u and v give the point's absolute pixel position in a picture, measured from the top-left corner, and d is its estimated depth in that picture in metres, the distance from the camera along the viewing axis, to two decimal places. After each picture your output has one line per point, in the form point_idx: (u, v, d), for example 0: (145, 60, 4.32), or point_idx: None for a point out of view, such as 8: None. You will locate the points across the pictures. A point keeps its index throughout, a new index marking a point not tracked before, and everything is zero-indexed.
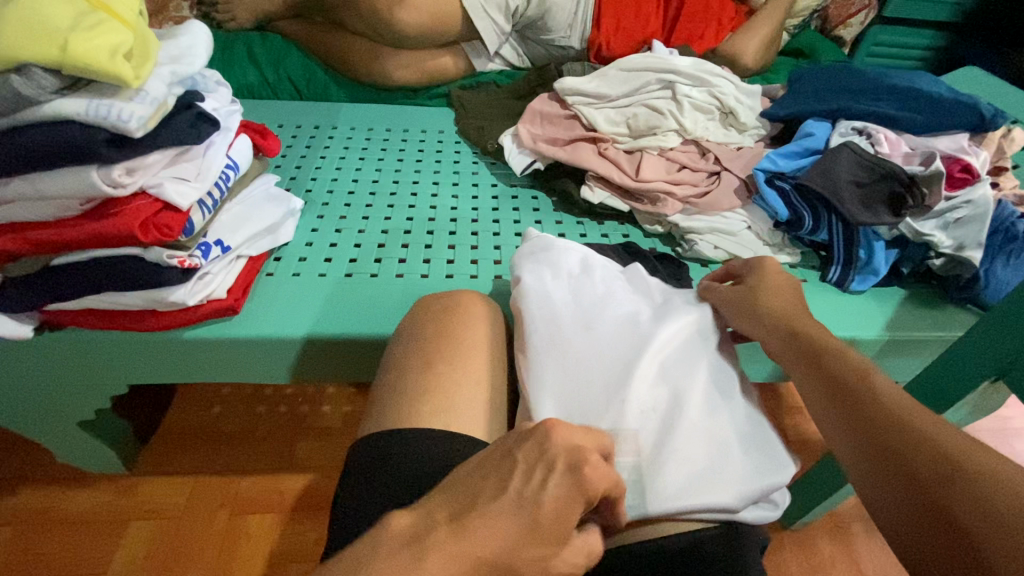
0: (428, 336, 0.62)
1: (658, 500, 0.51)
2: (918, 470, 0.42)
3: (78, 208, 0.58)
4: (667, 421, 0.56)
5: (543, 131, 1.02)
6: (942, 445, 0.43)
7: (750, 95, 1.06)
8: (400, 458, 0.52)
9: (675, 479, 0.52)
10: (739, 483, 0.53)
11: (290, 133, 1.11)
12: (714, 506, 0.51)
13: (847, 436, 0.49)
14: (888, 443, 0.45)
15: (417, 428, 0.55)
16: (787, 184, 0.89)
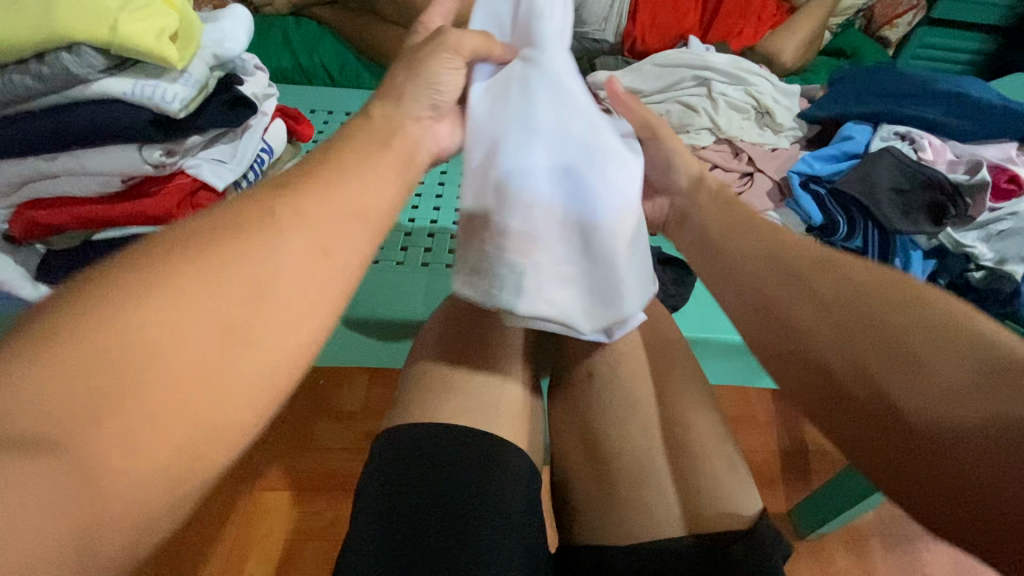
0: (449, 337, 0.64)
1: (525, 301, 0.52)
2: (812, 329, 0.42)
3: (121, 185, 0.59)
4: (567, 228, 0.52)
5: None
6: (854, 281, 0.43)
7: (788, 95, 1.03)
8: (418, 453, 0.53)
9: (543, 292, 0.53)
10: (596, 307, 0.55)
11: (322, 119, 1.12)
12: (563, 319, 0.54)
13: (737, 303, 0.49)
14: (806, 287, 0.45)
15: (434, 423, 0.55)
16: (822, 188, 0.87)
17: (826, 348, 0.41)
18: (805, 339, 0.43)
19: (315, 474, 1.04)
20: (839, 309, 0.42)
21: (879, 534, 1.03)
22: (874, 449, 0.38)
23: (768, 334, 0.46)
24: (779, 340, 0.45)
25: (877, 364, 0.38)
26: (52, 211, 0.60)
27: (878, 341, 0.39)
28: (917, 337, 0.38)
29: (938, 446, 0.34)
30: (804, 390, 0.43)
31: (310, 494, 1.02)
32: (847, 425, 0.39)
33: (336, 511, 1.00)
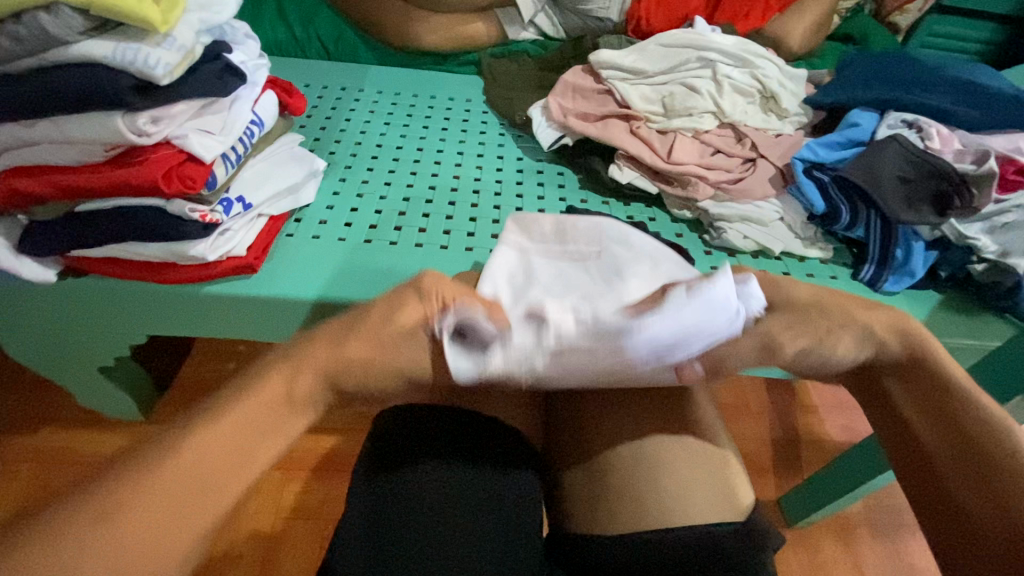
0: None
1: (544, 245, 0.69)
2: (927, 490, 0.48)
3: (103, 154, 0.57)
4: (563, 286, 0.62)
5: (574, 105, 0.98)
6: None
7: (795, 79, 1.01)
8: (416, 440, 0.53)
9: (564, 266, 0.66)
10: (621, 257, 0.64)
11: (317, 93, 1.10)
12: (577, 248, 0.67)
13: (881, 423, 0.53)
14: (974, 446, 0.46)
15: (434, 408, 0.55)
16: (826, 175, 0.86)
17: (952, 489, 0.46)
18: (928, 473, 0.48)
19: (305, 454, 1.03)
20: (981, 475, 0.45)
21: (867, 524, 1.03)
22: (936, 520, 0.47)
23: (902, 462, 0.50)
24: (908, 466, 0.50)
25: (991, 517, 0.43)
26: (33, 179, 0.58)
27: (944, 427, 0.48)
28: (988, 455, 0.46)
29: (995, 548, 0.43)
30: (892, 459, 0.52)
31: (300, 474, 1.01)
32: (946, 543, 0.46)
33: (328, 491, 1.00)
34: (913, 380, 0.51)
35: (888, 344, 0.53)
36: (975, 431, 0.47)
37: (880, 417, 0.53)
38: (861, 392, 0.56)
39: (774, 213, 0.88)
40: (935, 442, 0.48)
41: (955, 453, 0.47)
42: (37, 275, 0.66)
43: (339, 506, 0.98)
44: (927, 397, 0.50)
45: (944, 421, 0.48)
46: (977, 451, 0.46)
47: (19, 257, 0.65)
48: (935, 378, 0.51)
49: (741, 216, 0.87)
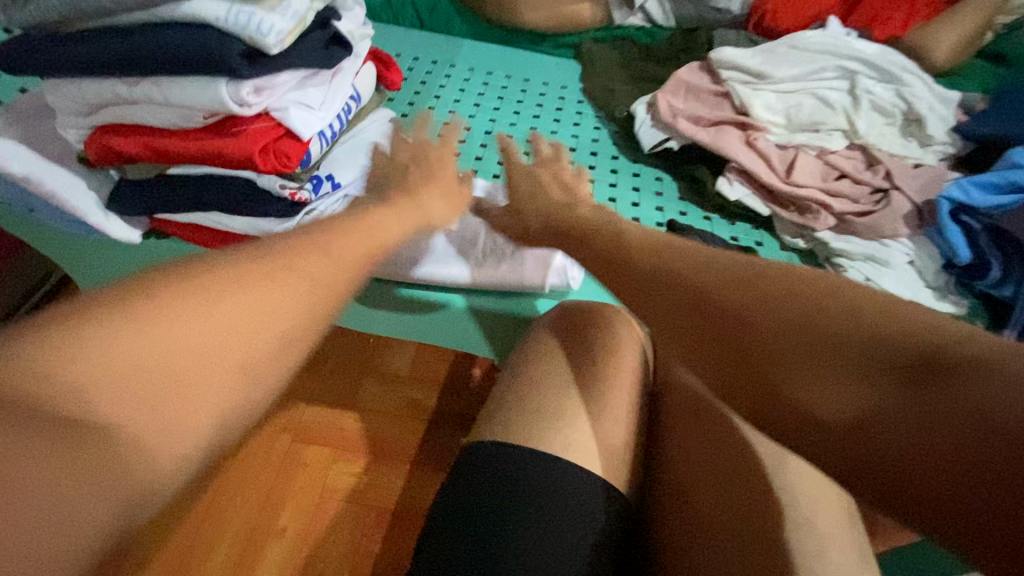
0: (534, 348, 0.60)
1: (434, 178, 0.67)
2: (828, 439, 0.39)
3: (201, 121, 0.53)
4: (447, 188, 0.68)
5: (684, 105, 0.89)
6: (838, 341, 0.40)
7: (946, 101, 0.88)
8: (494, 472, 0.51)
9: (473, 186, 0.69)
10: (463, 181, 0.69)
11: (407, 65, 1.04)
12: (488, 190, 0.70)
13: (717, 384, 0.44)
14: (786, 363, 0.41)
15: (517, 446, 0.53)
16: (976, 221, 0.75)
17: (816, 429, 0.39)
18: (815, 431, 0.39)
19: (355, 435, 1.02)
20: (822, 384, 0.39)
21: None
22: (815, 439, 0.39)
23: (792, 429, 0.40)
24: (794, 429, 0.40)
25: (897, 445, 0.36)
26: (128, 138, 0.55)
27: (808, 354, 0.40)
28: (882, 350, 0.38)
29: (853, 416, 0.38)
30: (800, 444, 0.40)
31: (349, 455, 1.00)
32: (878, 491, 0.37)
33: (373, 477, 0.98)
34: (698, 313, 0.44)
35: (671, 276, 0.47)
36: (847, 333, 0.40)
37: (693, 351, 0.45)
38: (716, 370, 0.43)
39: (902, 255, 0.78)
40: (824, 398, 0.39)
41: (867, 390, 0.38)
42: (120, 234, 0.63)
43: (386, 494, 0.96)
44: (723, 350, 0.43)
45: (822, 356, 0.40)
46: (803, 348, 0.40)
47: (107, 215, 0.63)
48: (699, 302, 0.45)
49: (864, 255, 0.77)
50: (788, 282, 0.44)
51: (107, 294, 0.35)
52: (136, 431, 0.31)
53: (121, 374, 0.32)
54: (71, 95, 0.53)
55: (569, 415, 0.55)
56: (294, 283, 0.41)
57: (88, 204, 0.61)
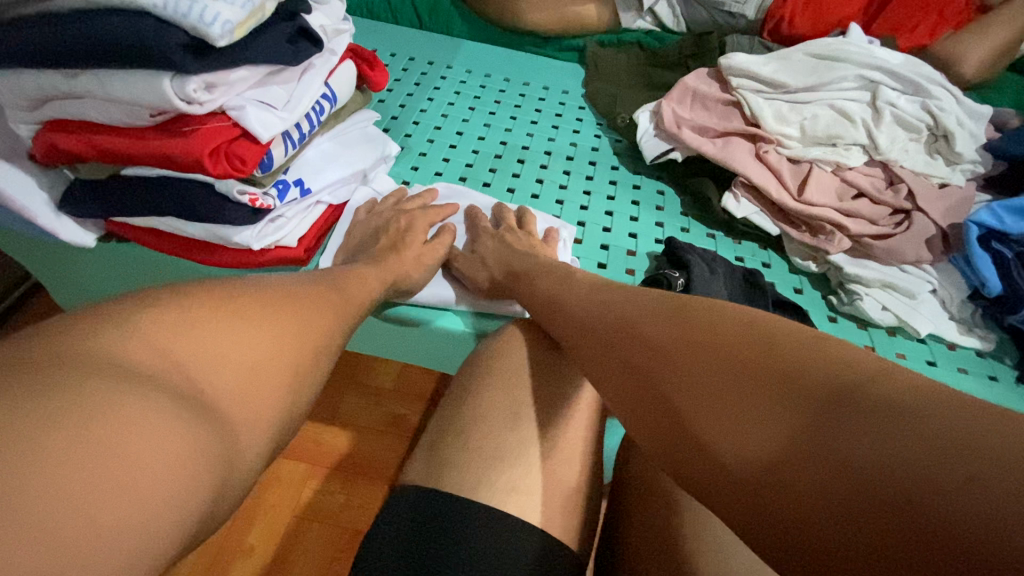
0: (507, 372, 0.53)
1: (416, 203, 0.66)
2: (733, 488, 0.37)
3: (148, 119, 0.48)
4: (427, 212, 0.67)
5: (691, 114, 0.83)
6: (754, 381, 0.38)
7: (977, 117, 0.81)
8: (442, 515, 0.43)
9: None
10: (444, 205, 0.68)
11: (402, 65, 1.00)
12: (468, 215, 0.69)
13: (635, 424, 0.44)
14: (696, 405, 0.40)
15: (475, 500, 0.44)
16: (1009, 249, 0.67)
17: (721, 476, 0.38)
18: (724, 480, 0.37)
19: (331, 450, 0.97)
20: (730, 428, 0.38)
21: None
22: (728, 493, 0.37)
23: (704, 478, 0.39)
24: (706, 478, 0.39)
25: (795, 495, 0.34)
26: (72, 136, 0.51)
27: (719, 396, 0.39)
28: (791, 389, 0.36)
29: (761, 462, 0.36)
30: (721, 500, 0.38)
31: (325, 472, 0.95)
32: (778, 548, 0.34)
33: (349, 497, 0.93)
34: (620, 350, 0.46)
35: (626, 314, 0.48)
36: (757, 375, 0.38)
37: (620, 387, 0.46)
38: (639, 419, 0.44)
39: (924, 283, 0.71)
40: (721, 433, 0.38)
41: (773, 434, 0.36)
42: (73, 237, 0.60)
43: (360, 517, 0.91)
44: (638, 386, 0.44)
45: (731, 397, 0.38)
46: (716, 387, 0.39)
47: (59, 216, 0.59)
48: (632, 339, 0.46)
49: (883, 282, 0.70)
50: (713, 321, 0.43)
51: (71, 322, 0.37)
52: (207, 400, 0.37)
53: (86, 378, 0.32)
54: (10, 88, 0.49)
55: (544, 454, 0.49)
56: (245, 317, 0.44)
57: (37, 203, 0.57)
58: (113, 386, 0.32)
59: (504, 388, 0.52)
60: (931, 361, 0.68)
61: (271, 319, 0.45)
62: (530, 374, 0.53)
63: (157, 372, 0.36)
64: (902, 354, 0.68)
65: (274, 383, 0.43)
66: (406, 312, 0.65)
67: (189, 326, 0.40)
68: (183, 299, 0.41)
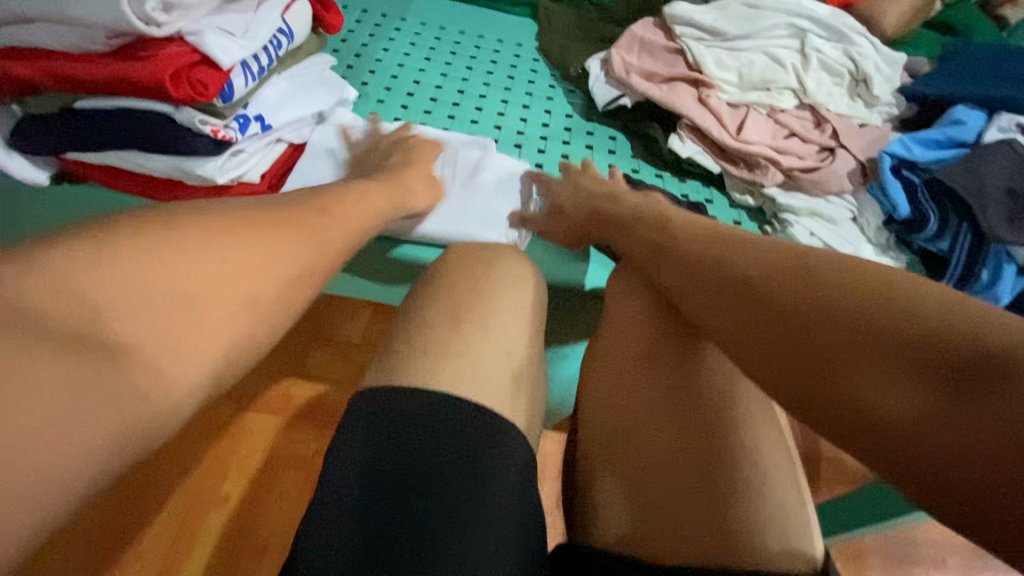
0: (471, 291, 0.56)
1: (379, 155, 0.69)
2: (811, 370, 0.41)
3: (104, 42, 0.49)
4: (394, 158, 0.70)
5: (638, 61, 0.88)
6: (841, 294, 0.42)
7: (892, 64, 0.89)
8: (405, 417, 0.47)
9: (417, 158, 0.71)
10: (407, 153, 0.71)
11: (355, 17, 1.00)
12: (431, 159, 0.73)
13: (717, 326, 0.48)
14: (791, 305, 0.43)
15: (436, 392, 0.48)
16: (916, 177, 0.76)
17: (803, 361, 0.41)
18: (803, 365, 0.41)
19: (301, 402, 0.98)
20: (823, 321, 0.41)
21: (880, 555, 0.97)
22: (806, 377, 0.41)
23: (781, 364, 0.43)
24: (784, 365, 0.43)
25: (874, 379, 0.38)
26: (24, 63, 0.50)
27: (812, 302, 0.43)
28: (873, 306, 0.40)
29: (848, 352, 0.40)
30: (807, 393, 0.41)
31: (297, 422, 0.96)
32: (853, 422, 0.38)
33: (322, 444, 0.95)
34: (711, 260, 0.50)
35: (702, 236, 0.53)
36: (905, 329, 0.38)
37: (707, 294, 0.49)
38: (771, 372, 0.43)
39: (844, 211, 0.79)
40: (817, 326, 0.42)
41: (933, 391, 0.36)
42: (25, 174, 0.59)
43: None
44: (725, 290, 0.48)
45: (830, 299, 0.42)
46: (809, 291, 0.43)
47: (9, 153, 0.58)
48: (725, 256, 0.50)
49: (810, 211, 0.78)
50: (843, 276, 0.43)
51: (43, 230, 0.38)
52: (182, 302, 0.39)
53: None
54: None
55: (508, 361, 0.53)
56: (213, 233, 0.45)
57: None
58: (86, 284, 0.35)
59: (469, 304, 0.56)
60: None
61: (251, 241, 0.44)
62: (493, 292, 0.57)
63: (132, 272, 0.38)
64: None
65: (239, 309, 0.41)
66: (402, 249, 0.70)
67: (164, 259, 0.39)
68: (150, 230, 0.40)
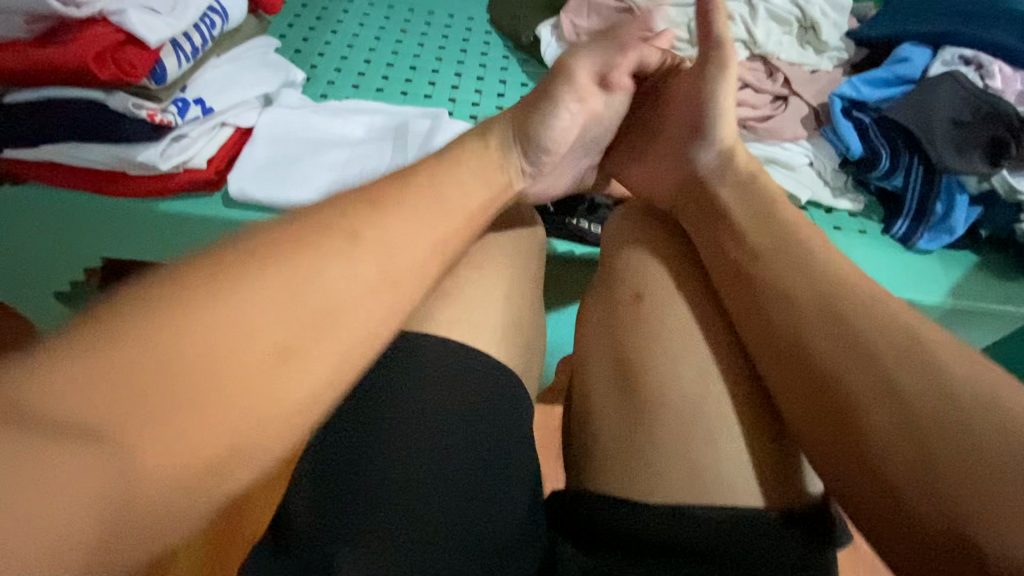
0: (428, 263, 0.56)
1: (327, 139, 0.69)
2: (876, 462, 0.37)
3: (25, 29, 0.49)
4: (343, 143, 0.69)
5: (588, 23, 0.87)
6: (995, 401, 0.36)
7: (839, 9, 0.89)
8: (410, 375, 0.48)
9: (368, 141, 0.70)
10: (357, 131, 0.70)
11: (302, 2, 0.98)
12: (381, 131, 0.71)
13: (778, 388, 0.44)
14: (862, 385, 0.39)
15: (430, 349, 0.50)
16: (866, 116, 0.77)
17: (876, 458, 0.37)
18: (869, 458, 0.37)
19: None
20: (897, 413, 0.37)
21: None
22: (868, 472, 0.37)
23: (834, 448, 0.40)
24: (840, 451, 0.39)
25: (949, 497, 0.34)
26: None
27: (933, 399, 0.37)
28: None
29: (913, 450, 0.36)
30: (862, 499, 0.37)
31: None
32: (900, 528, 0.35)
33: None
34: (750, 268, 0.49)
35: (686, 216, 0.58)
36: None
37: (768, 350, 0.45)
38: (859, 490, 0.38)
39: (802, 157, 0.79)
40: (906, 412, 0.37)
41: None
42: None
43: None
44: (789, 343, 0.44)
45: (911, 397, 0.37)
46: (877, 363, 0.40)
47: None
48: (761, 254, 0.50)
49: (767, 159, 0.78)
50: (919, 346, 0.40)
51: None
52: None
53: None
54: None
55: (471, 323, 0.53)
56: None
57: None
58: None
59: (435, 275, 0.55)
60: (812, 223, 0.77)
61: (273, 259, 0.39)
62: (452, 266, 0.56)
63: None
64: None
65: None
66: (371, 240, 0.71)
67: None
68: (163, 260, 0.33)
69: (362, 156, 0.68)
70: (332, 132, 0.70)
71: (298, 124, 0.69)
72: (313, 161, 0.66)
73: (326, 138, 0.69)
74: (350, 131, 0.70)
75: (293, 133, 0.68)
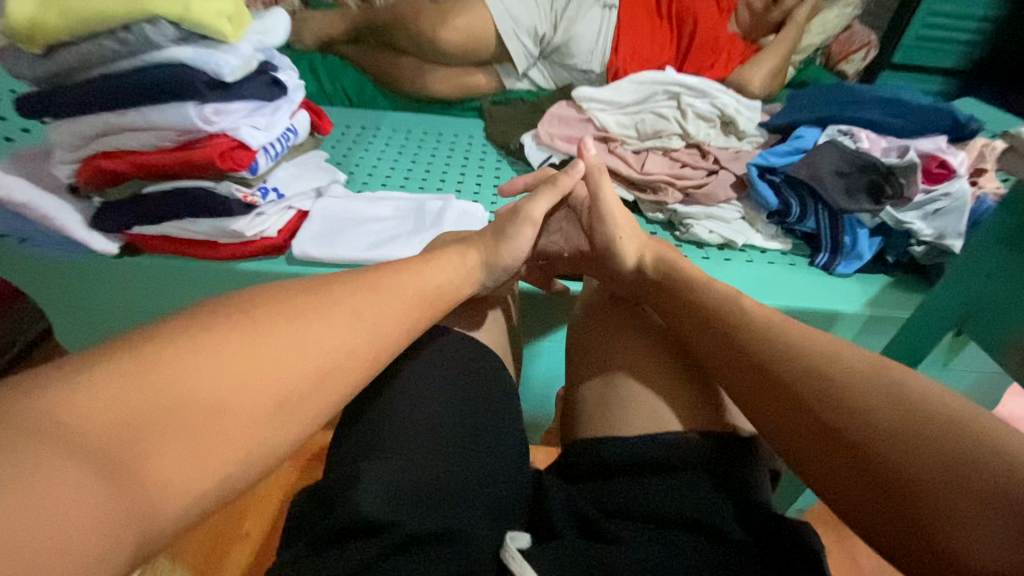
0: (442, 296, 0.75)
1: (367, 216, 0.92)
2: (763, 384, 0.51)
3: (173, 140, 0.72)
4: (380, 218, 0.92)
5: (559, 130, 1.14)
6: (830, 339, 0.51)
7: (751, 108, 1.16)
8: (435, 362, 0.65)
9: (397, 216, 0.92)
10: (389, 210, 0.93)
11: (341, 131, 1.28)
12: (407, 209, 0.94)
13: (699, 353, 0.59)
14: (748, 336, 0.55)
15: (451, 346, 0.67)
16: (777, 177, 0.98)
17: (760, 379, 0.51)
18: (757, 380, 0.52)
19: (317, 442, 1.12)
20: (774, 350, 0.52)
21: None
22: (760, 392, 0.51)
23: (736, 380, 0.54)
24: (740, 381, 0.53)
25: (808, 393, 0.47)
26: (117, 161, 0.73)
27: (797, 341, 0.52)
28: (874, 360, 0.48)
29: (784, 372, 0.50)
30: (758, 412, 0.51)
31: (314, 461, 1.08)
32: (780, 421, 0.49)
33: None
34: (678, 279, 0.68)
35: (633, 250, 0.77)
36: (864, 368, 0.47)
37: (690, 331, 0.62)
38: (754, 408, 0.51)
39: (735, 213, 1.00)
40: (778, 348, 0.52)
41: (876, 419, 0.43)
42: (104, 246, 0.79)
43: None
44: (703, 320, 0.61)
45: (781, 339, 0.53)
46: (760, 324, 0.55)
47: (90, 231, 0.78)
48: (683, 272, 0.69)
49: (707, 215, 0.99)
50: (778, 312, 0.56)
51: None
52: None
53: None
54: (70, 131, 0.72)
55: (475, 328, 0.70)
56: None
57: (74, 222, 0.77)
58: None
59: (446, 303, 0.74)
60: (750, 259, 0.96)
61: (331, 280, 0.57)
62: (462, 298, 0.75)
63: None
64: (729, 259, 0.96)
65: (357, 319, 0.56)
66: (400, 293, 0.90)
67: None
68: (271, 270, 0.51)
69: (392, 225, 0.90)
70: (371, 211, 0.92)
71: (345, 206, 0.92)
72: (356, 229, 0.88)
73: (365, 216, 0.92)
74: (383, 210, 0.93)
75: (342, 213, 0.91)
